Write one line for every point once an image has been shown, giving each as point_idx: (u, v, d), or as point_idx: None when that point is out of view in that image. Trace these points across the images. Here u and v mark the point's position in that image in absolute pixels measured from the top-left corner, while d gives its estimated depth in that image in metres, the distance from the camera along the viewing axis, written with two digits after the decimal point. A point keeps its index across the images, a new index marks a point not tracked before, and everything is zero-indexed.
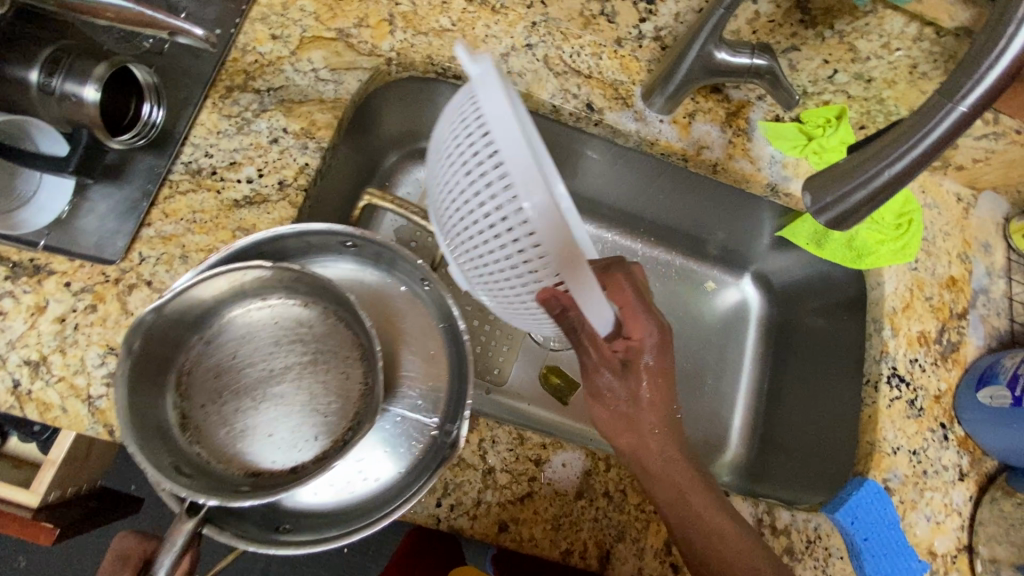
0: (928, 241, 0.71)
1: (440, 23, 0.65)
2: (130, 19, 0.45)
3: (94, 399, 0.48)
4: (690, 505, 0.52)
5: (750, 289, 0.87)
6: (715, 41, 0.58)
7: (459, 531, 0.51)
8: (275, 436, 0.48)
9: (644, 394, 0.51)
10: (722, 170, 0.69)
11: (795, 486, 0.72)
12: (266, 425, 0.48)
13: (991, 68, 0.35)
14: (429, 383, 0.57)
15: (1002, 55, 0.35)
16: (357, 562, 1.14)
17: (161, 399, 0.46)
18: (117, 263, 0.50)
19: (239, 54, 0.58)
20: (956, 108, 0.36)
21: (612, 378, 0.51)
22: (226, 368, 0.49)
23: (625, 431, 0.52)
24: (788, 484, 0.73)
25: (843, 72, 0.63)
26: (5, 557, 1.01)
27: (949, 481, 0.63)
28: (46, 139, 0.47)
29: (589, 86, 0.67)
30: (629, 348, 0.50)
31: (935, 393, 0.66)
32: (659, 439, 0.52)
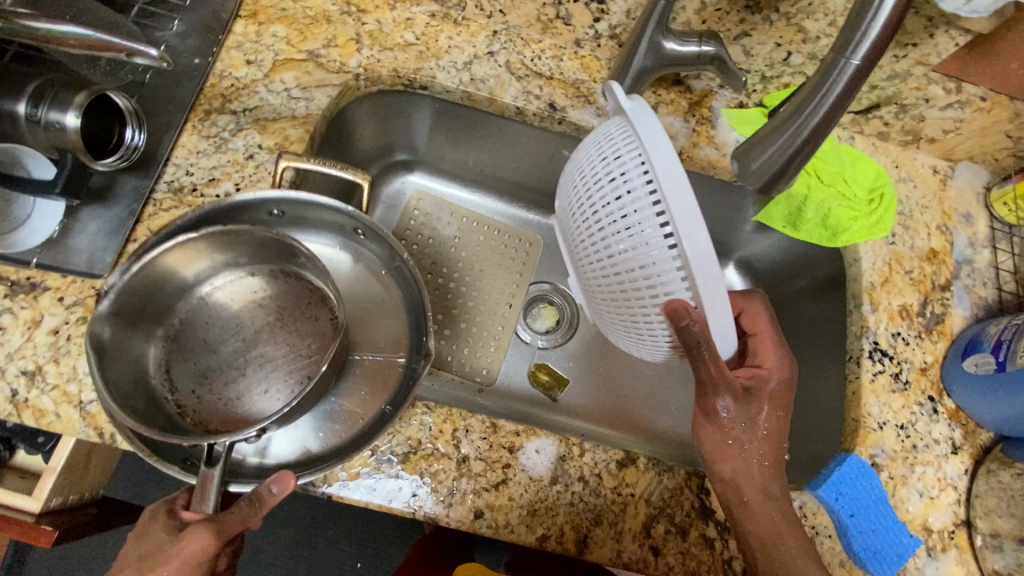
0: (904, 214, 0.71)
1: (405, 38, 0.69)
2: (92, 45, 0.43)
3: (86, 403, 0.51)
4: (783, 542, 0.51)
5: (734, 276, 0.88)
6: (662, 31, 0.60)
7: (434, 519, 0.52)
8: (270, 390, 0.55)
9: (762, 423, 0.52)
10: (688, 158, 0.70)
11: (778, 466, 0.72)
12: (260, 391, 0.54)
13: (873, 21, 0.36)
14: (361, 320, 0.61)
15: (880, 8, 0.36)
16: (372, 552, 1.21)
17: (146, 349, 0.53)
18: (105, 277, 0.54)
19: (217, 79, 0.63)
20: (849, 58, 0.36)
21: (735, 404, 0.51)
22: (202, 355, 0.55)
23: (730, 457, 0.52)
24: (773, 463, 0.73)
25: (796, 53, 0.64)
26: None
27: (941, 455, 0.62)
28: (36, 165, 0.52)
29: (550, 87, 0.69)
30: (756, 376, 0.54)
31: (921, 366, 0.65)
32: (765, 471, 0.52)
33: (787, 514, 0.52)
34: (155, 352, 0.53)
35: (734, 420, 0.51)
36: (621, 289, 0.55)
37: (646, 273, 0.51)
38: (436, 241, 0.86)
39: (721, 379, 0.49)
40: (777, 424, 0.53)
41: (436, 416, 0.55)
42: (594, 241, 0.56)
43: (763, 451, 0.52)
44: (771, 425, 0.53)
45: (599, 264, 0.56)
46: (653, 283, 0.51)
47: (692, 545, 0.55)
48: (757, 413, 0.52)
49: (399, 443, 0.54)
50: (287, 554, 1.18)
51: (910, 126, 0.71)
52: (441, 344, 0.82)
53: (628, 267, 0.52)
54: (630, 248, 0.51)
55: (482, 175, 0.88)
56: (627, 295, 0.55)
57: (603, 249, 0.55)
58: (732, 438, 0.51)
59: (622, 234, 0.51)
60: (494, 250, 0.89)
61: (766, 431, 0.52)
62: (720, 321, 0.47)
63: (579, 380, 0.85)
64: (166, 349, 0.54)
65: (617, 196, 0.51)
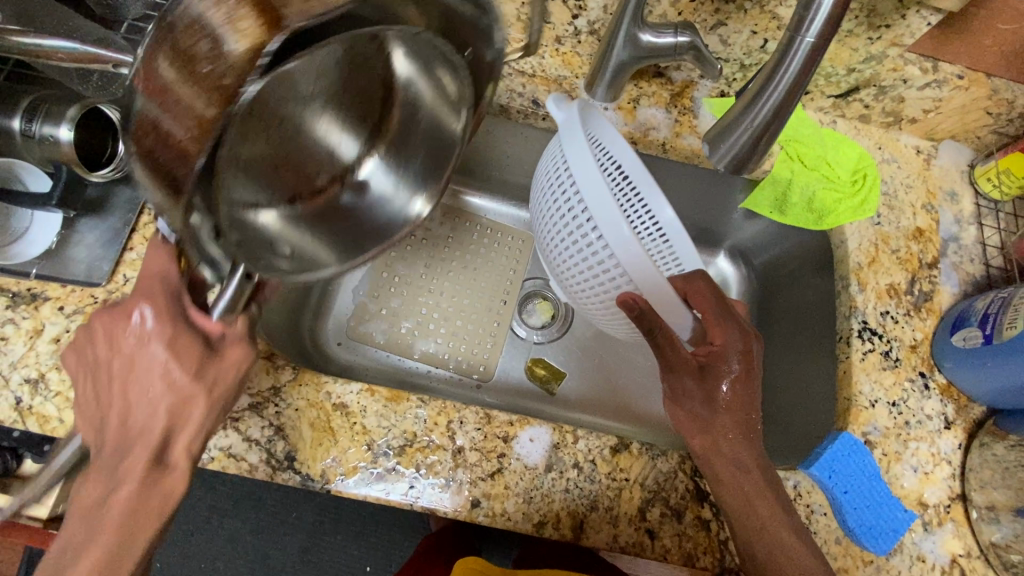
0: (889, 195, 0.72)
1: None
2: (80, 59, 0.43)
3: None
4: (759, 521, 0.52)
5: (725, 265, 0.89)
6: (637, 24, 0.60)
7: (432, 510, 0.53)
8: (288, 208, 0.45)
9: (722, 399, 0.54)
10: (671, 148, 0.72)
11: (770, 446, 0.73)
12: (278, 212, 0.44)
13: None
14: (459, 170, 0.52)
15: None
16: (380, 552, 1.22)
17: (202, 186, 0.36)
18: (104, 286, 0.55)
19: None
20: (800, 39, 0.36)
21: (693, 382, 0.54)
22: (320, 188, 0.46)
23: (698, 434, 0.54)
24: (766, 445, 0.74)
25: (773, 40, 0.65)
26: None
27: (934, 431, 0.62)
28: (32, 178, 0.54)
29: (533, 84, 0.72)
30: (712, 353, 0.55)
31: (911, 343, 0.65)
32: (733, 444, 0.54)
33: (768, 496, 0.53)
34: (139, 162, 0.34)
35: (693, 399, 0.55)
36: (576, 285, 0.64)
37: (587, 265, 0.60)
38: (428, 241, 0.88)
39: (668, 362, 0.54)
40: (743, 398, 0.55)
41: (431, 409, 0.56)
42: (548, 248, 0.65)
43: (727, 425, 0.54)
44: (734, 400, 0.54)
45: (558, 267, 0.65)
46: (596, 273, 0.60)
47: (688, 527, 0.55)
48: (716, 390, 0.54)
49: (395, 436, 0.55)
50: (296, 560, 1.19)
51: (890, 108, 0.71)
52: (437, 342, 0.83)
53: (575, 261, 0.61)
54: (572, 247, 0.60)
55: (472, 175, 0.90)
56: (582, 290, 0.63)
57: (557, 254, 0.64)
58: (696, 414, 0.54)
59: (564, 234, 0.61)
60: (486, 247, 0.90)
61: (729, 405, 0.54)
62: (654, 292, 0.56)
63: (576, 373, 0.85)
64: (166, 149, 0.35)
65: (555, 205, 0.61)
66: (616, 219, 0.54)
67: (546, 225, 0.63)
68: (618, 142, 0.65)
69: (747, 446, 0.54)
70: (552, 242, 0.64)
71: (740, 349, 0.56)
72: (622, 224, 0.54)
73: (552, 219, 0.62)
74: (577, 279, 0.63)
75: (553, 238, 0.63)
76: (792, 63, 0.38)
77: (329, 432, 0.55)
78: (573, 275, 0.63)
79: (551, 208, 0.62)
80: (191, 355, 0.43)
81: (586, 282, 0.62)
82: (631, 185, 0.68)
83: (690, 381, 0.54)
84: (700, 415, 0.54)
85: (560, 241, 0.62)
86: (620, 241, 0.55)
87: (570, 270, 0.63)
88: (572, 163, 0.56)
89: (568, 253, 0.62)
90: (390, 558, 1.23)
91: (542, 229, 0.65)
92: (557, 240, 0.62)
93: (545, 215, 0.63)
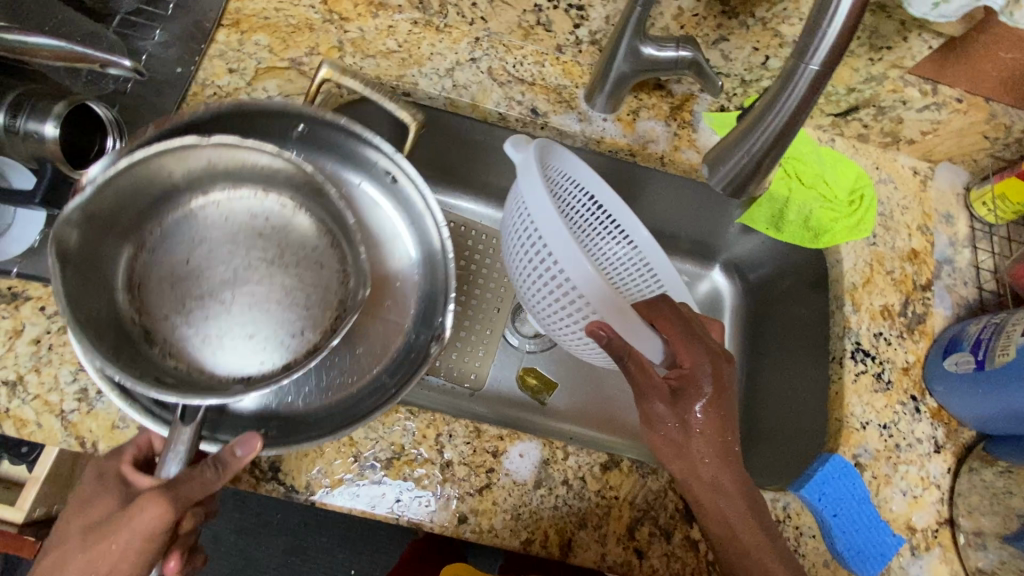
0: (885, 215, 0.72)
1: (388, 45, 0.69)
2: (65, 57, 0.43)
3: (68, 413, 0.51)
4: (739, 541, 0.52)
5: (720, 279, 0.89)
6: (640, 37, 0.60)
7: (419, 525, 0.53)
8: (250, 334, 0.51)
9: (696, 423, 0.51)
10: (670, 162, 0.71)
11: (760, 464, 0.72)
12: (225, 324, 0.50)
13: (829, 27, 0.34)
14: (397, 306, 0.59)
15: (835, 15, 0.34)
16: (364, 556, 1.21)
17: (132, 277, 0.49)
18: None
19: (199, 88, 0.63)
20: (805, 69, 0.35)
21: (663, 407, 0.51)
22: (182, 272, 0.50)
23: (673, 458, 0.52)
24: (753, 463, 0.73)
25: (774, 57, 0.65)
26: None
27: (924, 454, 0.62)
28: (18, 176, 0.52)
29: (532, 93, 0.70)
30: (682, 377, 0.51)
31: (903, 365, 0.65)
32: (711, 468, 0.52)
33: (750, 517, 0.52)
34: (121, 267, 0.48)
35: (665, 424, 0.52)
36: (548, 313, 0.62)
37: (550, 287, 0.58)
38: None
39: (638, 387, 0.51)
40: (717, 422, 0.51)
41: (419, 421, 0.55)
42: (516, 272, 0.63)
43: (700, 450, 0.51)
44: (707, 426, 0.51)
45: (529, 295, 0.63)
46: (562, 297, 0.58)
47: (678, 547, 0.55)
48: (688, 414, 0.51)
49: (382, 449, 0.54)
50: (279, 562, 1.18)
51: (888, 128, 0.71)
52: None
53: (542, 285, 0.59)
54: (536, 270, 0.59)
55: (468, 181, 0.89)
56: (554, 317, 0.62)
57: (525, 281, 0.62)
58: (668, 440, 0.52)
59: (524, 258, 0.60)
60: (479, 254, 0.89)
61: (703, 431, 0.51)
62: (620, 314, 0.53)
63: (566, 384, 0.85)
64: (136, 262, 0.49)
65: (517, 229, 0.60)
66: (566, 235, 0.53)
67: (512, 250, 0.62)
68: (585, 171, 0.67)
69: (722, 471, 0.52)
70: (520, 268, 0.62)
71: (714, 373, 0.51)
72: (571, 239, 0.53)
73: (515, 245, 0.61)
74: (547, 304, 0.61)
75: (519, 264, 0.62)
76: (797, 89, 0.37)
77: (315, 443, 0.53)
78: (543, 301, 0.61)
79: (513, 231, 0.61)
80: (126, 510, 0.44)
81: (556, 307, 0.60)
82: (606, 212, 0.70)
83: (660, 408, 0.51)
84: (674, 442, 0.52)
85: (524, 266, 0.61)
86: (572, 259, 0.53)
87: (540, 295, 0.61)
88: (522, 185, 0.55)
89: (532, 277, 0.60)
90: (375, 563, 1.21)
91: (510, 255, 0.63)
92: (523, 266, 0.61)
93: (511, 241, 0.62)
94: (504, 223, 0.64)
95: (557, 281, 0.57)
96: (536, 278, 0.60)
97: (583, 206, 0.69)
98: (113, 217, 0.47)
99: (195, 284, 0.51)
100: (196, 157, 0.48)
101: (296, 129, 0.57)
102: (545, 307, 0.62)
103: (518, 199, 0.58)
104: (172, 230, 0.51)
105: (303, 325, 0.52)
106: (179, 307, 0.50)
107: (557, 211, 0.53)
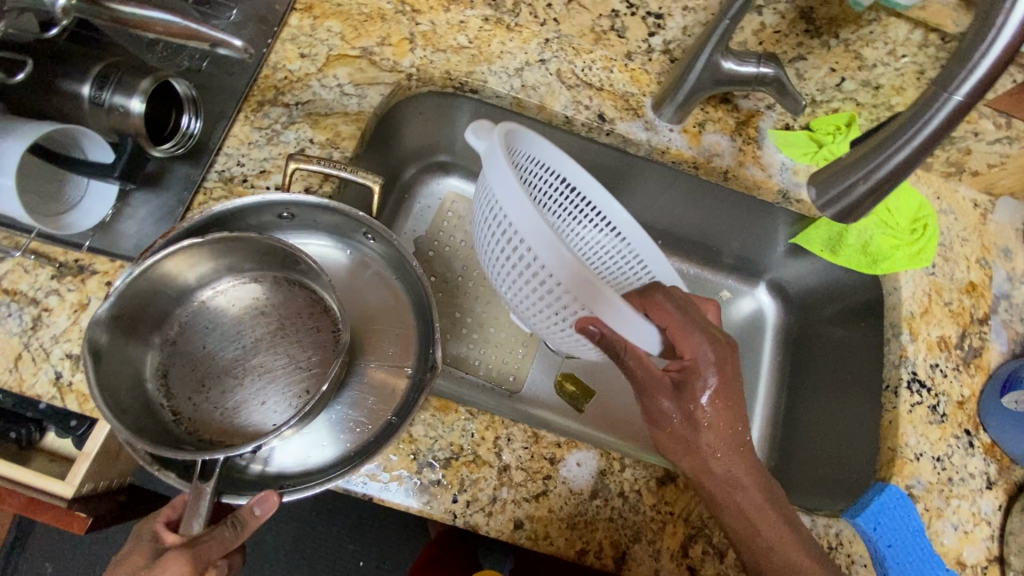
0: (944, 245, 0.71)
1: (458, 40, 0.69)
2: (176, 32, 0.46)
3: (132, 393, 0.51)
4: (763, 538, 0.51)
5: (765, 297, 0.89)
6: (721, 51, 0.60)
7: (475, 527, 0.52)
8: (268, 402, 0.53)
9: (703, 417, 0.50)
10: (733, 177, 0.70)
11: (803, 487, 0.72)
12: (254, 395, 0.53)
13: (982, 58, 0.35)
14: (401, 341, 0.61)
15: (992, 46, 0.35)
16: (374, 549, 1.20)
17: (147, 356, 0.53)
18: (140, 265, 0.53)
19: (270, 71, 0.63)
20: (953, 96, 0.36)
21: (669, 403, 0.50)
22: (199, 359, 0.54)
23: (679, 451, 0.52)
24: (796, 486, 0.73)
25: (850, 79, 0.65)
26: (32, 563, 1.05)
27: (976, 490, 0.61)
28: (96, 148, 0.51)
29: (600, 98, 0.69)
30: (684, 368, 0.50)
31: (958, 398, 0.65)
32: (724, 461, 0.52)
33: (768, 512, 0.52)
34: (149, 359, 0.53)
35: (672, 419, 0.51)
36: (534, 313, 0.58)
37: (536, 286, 0.53)
38: (467, 244, 0.86)
39: (642, 382, 0.50)
40: (722, 412, 0.51)
41: (478, 422, 0.55)
42: (494, 268, 0.59)
43: (710, 441, 0.51)
44: (712, 417, 0.51)
45: (510, 293, 0.59)
46: (549, 297, 0.53)
47: (730, 567, 0.54)
48: (695, 408, 0.50)
49: (441, 448, 0.54)
50: (289, 549, 1.17)
51: (954, 158, 0.71)
52: (469, 347, 0.82)
53: (525, 284, 0.55)
54: (515, 267, 0.54)
55: None
56: (541, 317, 0.58)
57: (506, 279, 0.57)
58: (679, 436, 0.51)
59: (503, 253, 0.55)
60: None
61: (711, 422, 0.51)
62: (619, 317, 0.49)
63: (604, 392, 0.84)
64: (163, 352, 0.53)
65: (489, 220, 0.55)
66: (544, 228, 0.47)
67: (489, 248, 0.58)
68: (556, 157, 0.63)
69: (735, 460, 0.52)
70: (498, 264, 0.57)
71: (713, 359, 0.50)
72: (550, 231, 0.47)
73: (491, 242, 0.56)
74: (532, 303, 0.56)
75: (498, 262, 0.57)
76: (936, 117, 0.38)
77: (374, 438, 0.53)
78: (528, 300, 0.57)
79: (487, 228, 0.56)
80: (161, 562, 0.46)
81: (544, 307, 0.55)
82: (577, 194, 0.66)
83: (664, 404, 0.50)
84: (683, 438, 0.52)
85: (503, 264, 0.56)
86: (553, 254, 0.48)
87: (522, 294, 0.56)
88: (493, 171, 0.50)
89: (513, 275, 0.56)
90: (384, 557, 1.20)
91: (486, 250, 0.59)
92: (502, 264, 0.56)
93: (485, 237, 0.57)
94: (477, 213, 0.59)
95: (539, 278, 0.52)
96: (518, 277, 0.55)
97: (554, 192, 0.66)
98: (127, 330, 0.51)
99: (206, 370, 0.54)
100: (180, 262, 0.51)
101: (280, 214, 0.57)
102: (529, 307, 0.57)
103: (487, 187, 0.53)
104: (189, 324, 0.55)
105: (307, 383, 0.54)
106: (195, 386, 0.53)
107: (532, 203, 0.47)
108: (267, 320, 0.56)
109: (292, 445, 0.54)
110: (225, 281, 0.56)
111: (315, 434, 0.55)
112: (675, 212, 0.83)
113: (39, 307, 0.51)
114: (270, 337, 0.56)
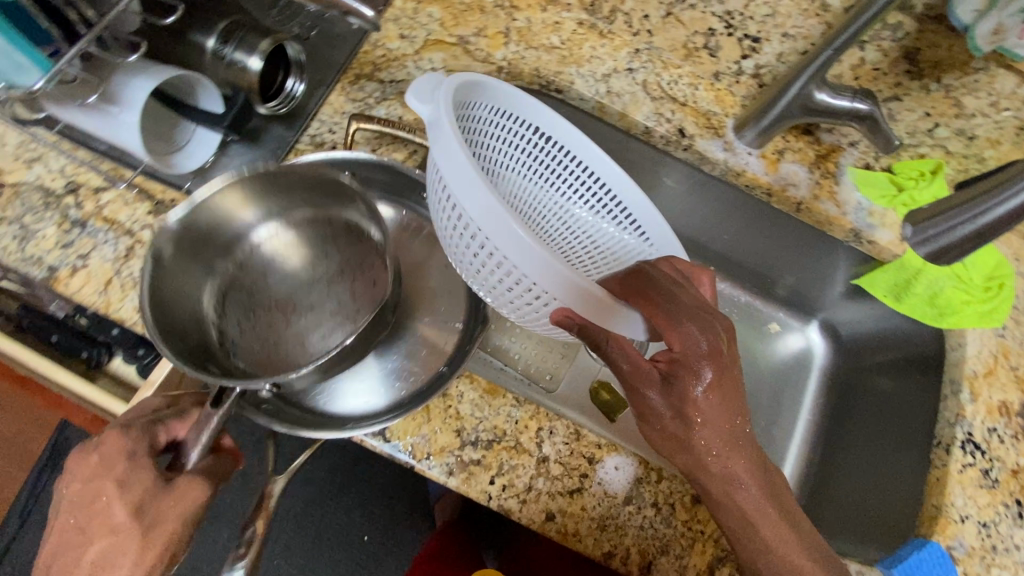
0: (1020, 309, 0.68)
1: (551, 40, 0.70)
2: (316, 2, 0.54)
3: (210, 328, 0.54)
4: (759, 537, 0.49)
5: (815, 335, 0.89)
6: (816, 82, 0.60)
7: (507, 512, 0.53)
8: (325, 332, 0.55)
9: (695, 410, 0.45)
10: (806, 210, 0.70)
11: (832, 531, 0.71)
12: (309, 323, 0.56)
13: None
14: (450, 299, 0.62)
15: None
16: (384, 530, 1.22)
17: (203, 295, 0.55)
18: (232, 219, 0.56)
19: (371, 47, 0.65)
20: None
21: (657, 395, 0.46)
22: (258, 294, 0.57)
23: (675, 449, 0.48)
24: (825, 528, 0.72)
25: (944, 126, 0.66)
26: None
27: (1021, 562, 0.58)
28: (207, 97, 0.54)
29: (682, 113, 0.70)
30: (674, 359, 0.45)
31: (1014, 467, 0.61)
32: (719, 460, 0.47)
33: (769, 511, 0.49)
34: (208, 293, 0.55)
35: (662, 416, 0.47)
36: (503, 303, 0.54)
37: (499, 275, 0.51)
38: None
39: (632, 373, 0.46)
40: (717, 406, 0.45)
41: (524, 411, 0.56)
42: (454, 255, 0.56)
43: (703, 440, 0.46)
44: (705, 412, 0.45)
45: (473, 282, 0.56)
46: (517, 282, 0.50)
47: None
48: (687, 400, 0.45)
49: (485, 429, 0.55)
50: (298, 514, 1.21)
51: None
52: (513, 342, 0.82)
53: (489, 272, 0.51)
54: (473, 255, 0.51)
55: None
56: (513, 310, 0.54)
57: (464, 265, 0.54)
58: (668, 433, 0.47)
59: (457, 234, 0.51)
60: None
61: (704, 420, 0.46)
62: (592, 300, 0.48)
63: None
64: (223, 291, 0.56)
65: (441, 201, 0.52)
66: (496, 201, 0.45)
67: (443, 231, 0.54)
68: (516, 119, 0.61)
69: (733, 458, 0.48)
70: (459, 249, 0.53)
71: (705, 350, 0.44)
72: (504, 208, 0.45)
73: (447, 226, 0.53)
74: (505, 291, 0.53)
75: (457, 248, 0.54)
76: None
77: (424, 408, 0.55)
78: (500, 288, 0.53)
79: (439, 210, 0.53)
80: (147, 515, 0.46)
81: (524, 295, 0.51)
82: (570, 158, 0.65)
83: (652, 398, 0.46)
84: (672, 437, 0.47)
85: (460, 249, 0.53)
86: (507, 229, 0.46)
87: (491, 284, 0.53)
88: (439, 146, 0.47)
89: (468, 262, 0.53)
90: (388, 536, 1.23)
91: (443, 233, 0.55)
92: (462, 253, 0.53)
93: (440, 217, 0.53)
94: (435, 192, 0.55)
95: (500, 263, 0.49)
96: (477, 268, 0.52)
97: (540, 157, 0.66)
98: (180, 257, 0.53)
99: (259, 304, 0.56)
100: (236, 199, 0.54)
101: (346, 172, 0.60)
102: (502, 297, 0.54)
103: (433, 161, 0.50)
104: (256, 265, 0.57)
105: (357, 314, 0.56)
106: (247, 315, 0.56)
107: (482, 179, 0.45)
108: (319, 268, 0.58)
109: (345, 394, 0.56)
110: (272, 223, 0.58)
111: (372, 379, 0.57)
112: (738, 237, 0.83)
113: (134, 239, 0.55)
114: (320, 284, 0.57)
